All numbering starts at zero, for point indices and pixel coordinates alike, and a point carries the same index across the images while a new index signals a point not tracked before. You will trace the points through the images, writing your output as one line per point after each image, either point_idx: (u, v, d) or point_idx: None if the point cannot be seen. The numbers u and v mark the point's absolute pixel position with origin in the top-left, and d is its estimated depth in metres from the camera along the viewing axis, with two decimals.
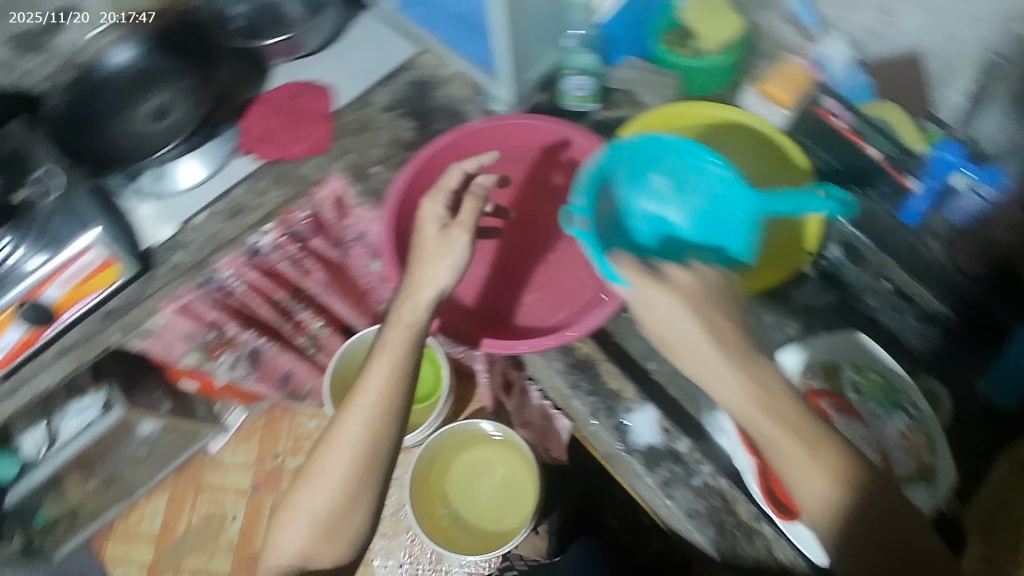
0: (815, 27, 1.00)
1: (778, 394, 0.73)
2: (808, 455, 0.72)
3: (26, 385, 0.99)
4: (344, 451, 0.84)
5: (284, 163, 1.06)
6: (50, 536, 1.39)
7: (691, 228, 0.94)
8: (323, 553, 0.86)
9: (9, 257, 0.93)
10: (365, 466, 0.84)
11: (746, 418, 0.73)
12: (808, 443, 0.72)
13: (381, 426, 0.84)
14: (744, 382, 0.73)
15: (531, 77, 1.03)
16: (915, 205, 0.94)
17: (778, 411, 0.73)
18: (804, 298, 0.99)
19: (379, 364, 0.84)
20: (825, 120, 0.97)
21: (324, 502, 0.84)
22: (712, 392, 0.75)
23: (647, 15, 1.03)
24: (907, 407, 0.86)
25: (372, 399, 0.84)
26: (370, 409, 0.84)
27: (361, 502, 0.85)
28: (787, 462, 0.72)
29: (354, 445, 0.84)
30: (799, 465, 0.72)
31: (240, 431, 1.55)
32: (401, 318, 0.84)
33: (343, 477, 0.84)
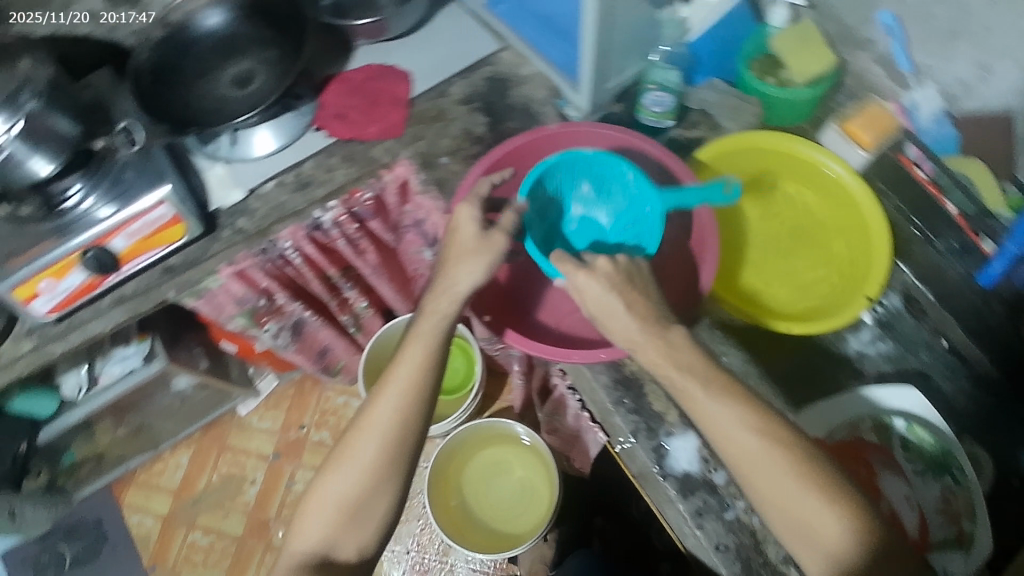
0: (909, 73, 0.98)
1: (776, 434, 0.73)
2: (820, 497, 0.71)
3: (81, 327, 1.01)
4: (372, 437, 0.83)
5: (356, 143, 1.08)
6: (74, 476, 1.42)
7: (612, 228, 0.94)
8: (346, 539, 0.85)
9: (83, 203, 0.96)
10: (394, 454, 0.83)
11: (753, 459, 0.72)
12: (819, 485, 0.71)
13: (410, 414, 0.83)
14: (745, 420, 0.73)
15: (611, 87, 1.03)
16: (996, 266, 0.90)
17: (786, 451, 0.72)
18: (858, 346, 1.04)
19: (411, 354, 0.83)
20: (907, 167, 0.96)
21: (352, 484, 0.83)
22: (721, 434, 0.73)
23: (736, 39, 1.03)
24: (954, 471, 0.88)
25: (402, 386, 0.83)
26: (399, 395, 0.83)
27: (387, 488, 0.84)
28: (788, 503, 0.72)
29: (382, 431, 0.83)
30: (811, 507, 0.71)
31: (270, 397, 1.59)
32: (435, 308, 0.83)
33: (372, 462, 0.82)
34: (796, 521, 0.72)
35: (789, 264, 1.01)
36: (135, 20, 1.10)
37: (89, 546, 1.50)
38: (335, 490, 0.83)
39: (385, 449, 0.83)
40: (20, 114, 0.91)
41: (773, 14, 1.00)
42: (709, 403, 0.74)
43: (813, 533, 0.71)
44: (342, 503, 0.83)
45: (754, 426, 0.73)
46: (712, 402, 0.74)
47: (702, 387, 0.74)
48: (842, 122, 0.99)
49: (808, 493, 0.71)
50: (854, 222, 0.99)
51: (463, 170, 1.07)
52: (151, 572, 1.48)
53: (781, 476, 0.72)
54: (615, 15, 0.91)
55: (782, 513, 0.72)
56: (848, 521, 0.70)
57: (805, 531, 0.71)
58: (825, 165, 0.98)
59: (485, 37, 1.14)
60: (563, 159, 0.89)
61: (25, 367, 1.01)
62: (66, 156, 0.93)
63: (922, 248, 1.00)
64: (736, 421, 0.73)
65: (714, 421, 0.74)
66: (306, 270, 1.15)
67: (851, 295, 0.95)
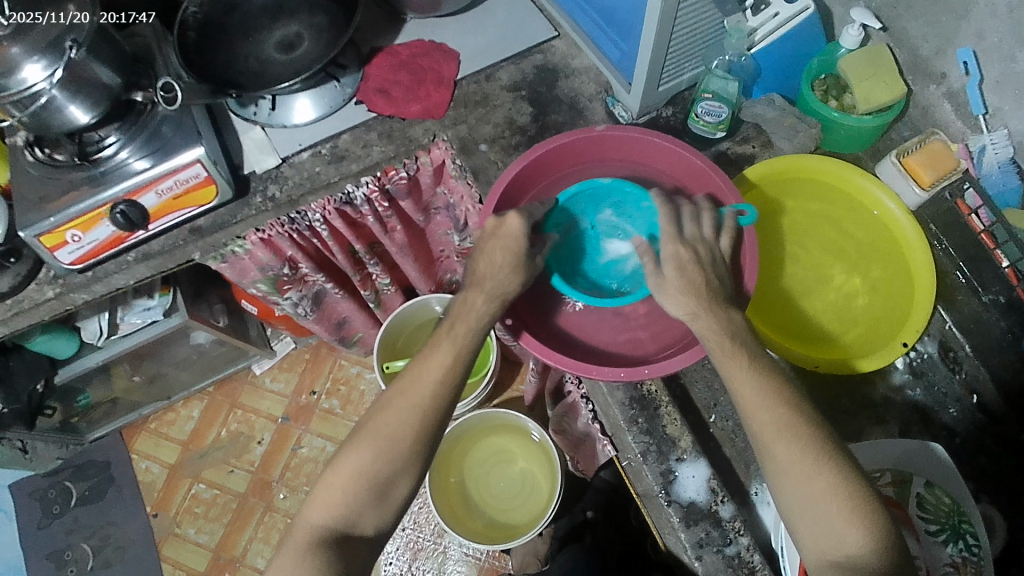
0: (980, 115, 0.93)
1: (809, 423, 0.70)
2: (836, 476, 0.67)
3: (105, 279, 1.01)
4: (407, 415, 0.76)
5: (395, 121, 1.05)
6: (88, 416, 1.45)
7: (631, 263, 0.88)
8: (368, 517, 0.75)
9: (118, 154, 0.95)
10: (427, 437, 0.76)
11: (778, 431, 0.69)
12: (837, 464, 0.68)
13: (448, 397, 0.77)
14: (779, 402, 0.70)
15: (664, 91, 1.00)
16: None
17: (809, 429, 0.69)
18: (886, 389, 0.97)
19: (447, 339, 0.78)
20: (963, 213, 0.94)
21: (380, 462, 0.75)
22: (748, 402, 0.71)
23: (803, 57, 1.02)
24: (970, 539, 0.78)
25: (441, 365, 0.77)
26: (440, 374, 0.77)
27: (413, 471, 0.76)
28: (805, 495, 0.67)
29: (418, 411, 0.76)
30: (826, 487, 0.67)
31: (284, 360, 1.60)
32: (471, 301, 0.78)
33: (405, 442, 0.75)
34: (809, 514, 0.68)
35: (826, 292, 0.97)
36: (136, 20, 1.05)
37: (96, 487, 1.53)
38: (360, 466, 0.74)
39: (418, 429, 0.76)
40: (62, 62, 0.85)
41: (846, 35, 0.97)
42: (738, 374, 0.72)
43: (826, 530, 0.67)
44: (368, 479, 0.75)
45: (790, 409, 0.70)
46: (738, 373, 0.72)
47: (744, 366, 0.71)
48: (903, 156, 0.96)
49: (830, 488, 0.67)
50: (896, 261, 0.96)
51: (501, 160, 1.04)
52: (152, 519, 1.51)
53: (804, 464, 0.68)
54: (679, 18, 0.88)
55: (797, 503, 0.68)
56: (867, 521, 0.66)
57: (818, 525, 0.67)
58: (882, 201, 0.96)
59: (539, 24, 1.11)
60: (584, 188, 0.88)
61: (47, 312, 1.02)
62: (104, 107, 0.93)
63: (968, 296, 0.96)
64: (771, 400, 0.70)
65: (749, 398, 0.71)
66: (331, 244, 1.13)
67: (884, 339, 0.93)
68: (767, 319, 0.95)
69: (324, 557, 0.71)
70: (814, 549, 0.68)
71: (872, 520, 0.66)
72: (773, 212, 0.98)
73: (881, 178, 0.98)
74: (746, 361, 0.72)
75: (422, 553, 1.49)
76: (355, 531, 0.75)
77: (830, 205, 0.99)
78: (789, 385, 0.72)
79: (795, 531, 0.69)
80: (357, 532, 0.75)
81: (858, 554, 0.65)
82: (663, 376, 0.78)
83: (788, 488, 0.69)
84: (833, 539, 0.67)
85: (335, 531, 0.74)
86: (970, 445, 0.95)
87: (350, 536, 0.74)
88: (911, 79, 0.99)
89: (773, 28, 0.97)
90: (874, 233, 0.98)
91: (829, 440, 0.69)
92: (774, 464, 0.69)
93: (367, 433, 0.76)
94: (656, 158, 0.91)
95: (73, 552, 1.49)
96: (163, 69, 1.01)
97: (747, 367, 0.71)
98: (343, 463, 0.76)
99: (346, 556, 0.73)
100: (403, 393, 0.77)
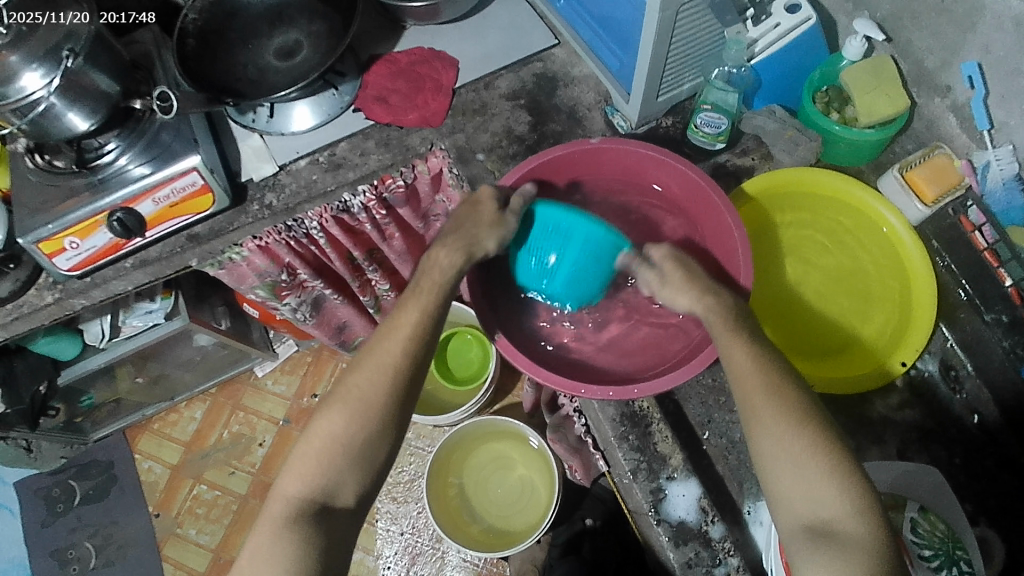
0: (985, 129, 0.93)
1: (792, 388, 0.69)
2: (809, 431, 0.67)
3: (103, 285, 1.02)
4: (378, 374, 0.74)
5: (393, 129, 1.05)
6: (92, 416, 1.47)
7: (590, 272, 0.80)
8: (348, 485, 0.72)
9: (117, 161, 0.95)
10: (401, 397, 0.74)
11: (757, 389, 0.69)
12: (812, 421, 0.67)
13: (420, 355, 0.75)
14: (764, 367, 0.70)
15: (664, 101, 0.99)
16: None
17: (788, 389, 0.69)
18: (885, 409, 0.96)
19: (411, 303, 0.78)
20: (966, 230, 0.94)
21: (354, 426, 0.72)
22: (731, 362, 0.72)
23: (804, 68, 1.02)
24: (964, 566, 0.77)
25: (411, 325, 0.76)
26: (408, 336, 0.76)
27: (385, 436, 0.73)
28: (784, 455, 0.66)
29: (389, 372, 0.74)
30: (799, 443, 0.66)
31: (286, 363, 1.62)
32: (428, 280, 0.79)
33: (379, 403, 0.73)
34: (787, 476, 0.66)
35: (826, 305, 0.96)
36: (141, 21, 1.06)
37: (99, 486, 1.55)
38: (334, 434, 0.72)
39: (391, 390, 0.74)
40: (59, 70, 0.85)
41: (848, 46, 0.96)
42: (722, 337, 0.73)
43: (803, 492, 0.65)
44: (344, 445, 0.72)
45: (772, 373, 0.70)
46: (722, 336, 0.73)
47: (736, 336, 0.73)
48: (906, 170, 0.96)
49: (808, 450, 0.66)
50: (896, 274, 0.96)
51: (498, 170, 1.03)
52: (154, 518, 1.52)
53: (784, 424, 0.67)
54: (677, 29, 0.87)
55: (775, 464, 0.67)
56: (845, 483, 0.64)
57: (796, 485, 0.65)
58: (880, 215, 0.96)
59: (540, 31, 1.10)
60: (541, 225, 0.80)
61: (46, 317, 1.03)
62: (103, 112, 0.92)
63: (971, 315, 0.95)
64: (757, 365, 0.71)
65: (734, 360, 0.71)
66: (329, 251, 1.12)
67: (881, 355, 0.93)
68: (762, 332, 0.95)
69: (309, 536, 0.69)
70: (790, 511, 0.66)
71: (851, 485, 0.64)
72: (768, 226, 0.98)
73: (883, 192, 0.98)
74: (735, 333, 0.73)
75: (420, 558, 1.50)
76: (335, 501, 0.71)
77: (833, 217, 0.98)
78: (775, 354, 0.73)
79: (772, 495, 0.68)
80: (338, 504, 0.72)
81: (835, 517, 0.64)
82: (651, 395, 0.78)
83: (767, 449, 0.67)
84: (809, 499, 0.65)
85: (314, 503, 0.71)
86: (970, 467, 0.93)
87: (330, 508, 0.71)
88: (916, 92, 0.99)
89: (774, 39, 0.97)
90: (872, 247, 0.97)
91: (809, 405, 0.69)
92: (756, 423, 0.69)
93: (340, 398, 0.73)
94: (649, 172, 0.90)
95: (76, 550, 1.51)
96: (162, 76, 1.01)
97: (732, 333, 0.73)
98: (317, 432, 0.73)
99: (338, 538, 0.71)
100: (372, 352, 0.75)
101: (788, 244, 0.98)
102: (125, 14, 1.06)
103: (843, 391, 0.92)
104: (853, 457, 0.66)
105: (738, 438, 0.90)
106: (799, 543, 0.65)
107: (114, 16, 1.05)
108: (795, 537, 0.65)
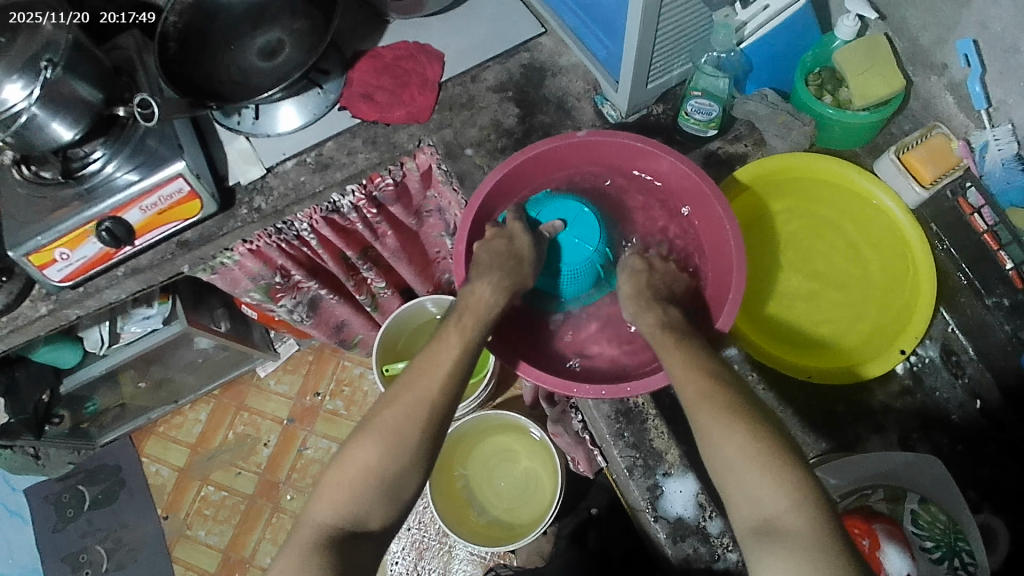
0: (982, 108, 0.90)
1: (731, 388, 0.69)
2: (741, 428, 0.65)
3: (97, 294, 1.02)
4: (415, 410, 0.73)
5: (380, 126, 1.03)
6: (98, 421, 1.49)
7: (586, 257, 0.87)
8: (377, 512, 0.71)
9: (105, 169, 0.93)
10: (429, 430, 0.73)
11: (690, 394, 0.69)
12: (745, 418, 0.66)
13: (456, 390, 0.75)
14: (704, 373, 0.70)
15: (653, 88, 0.98)
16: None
17: (720, 390, 0.68)
18: (885, 397, 0.97)
19: (452, 340, 0.78)
20: (964, 212, 0.92)
21: (381, 454, 0.71)
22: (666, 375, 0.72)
23: (797, 50, 1.00)
24: (965, 556, 0.78)
25: (450, 361, 0.76)
26: (446, 372, 0.75)
27: (406, 461, 0.72)
28: (722, 455, 0.65)
29: (427, 406, 0.73)
30: (732, 441, 0.65)
31: (288, 362, 1.63)
32: (467, 309, 0.79)
33: (411, 438, 0.72)
34: (729, 475, 0.64)
35: (821, 296, 0.96)
36: (136, 20, 1.07)
37: (108, 490, 1.58)
38: (367, 462, 0.71)
39: (424, 423, 0.73)
40: (39, 82, 0.83)
41: (841, 25, 0.94)
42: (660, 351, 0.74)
43: (744, 490, 0.63)
44: (378, 476, 0.71)
45: (711, 377, 0.70)
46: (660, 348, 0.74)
47: (676, 346, 0.74)
48: (902, 152, 0.95)
49: (746, 447, 0.64)
50: (895, 262, 0.95)
51: (487, 165, 1.02)
52: (164, 521, 1.55)
53: (719, 426, 0.66)
54: (664, 14, 0.85)
55: (716, 465, 0.66)
56: (786, 480, 0.62)
57: (737, 484, 0.64)
58: (880, 201, 0.95)
59: (526, 21, 1.07)
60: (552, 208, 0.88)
61: (41, 328, 1.03)
62: (86, 122, 0.90)
63: (971, 299, 0.95)
64: (695, 372, 0.70)
65: (675, 372, 0.71)
66: (321, 252, 1.11)
67: (881, 345, 0.93)
68: (756, 325, 0.95)
69: (326, 555, 0.67)
70: (738, 512, 0.64)
71: (790, 481, 0.62)
72: (761, 214, 0.97)
73: (881, 176, 0.97)
74: (682, 345, 0.74)
75: (428, 552, 1.51)
76: (364, 528, 0.71)
77: (828, 205, 0.98)
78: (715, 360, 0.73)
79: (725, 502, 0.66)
80: (365, 530, 0.71)
81: (777, 514, 0.61)
82: (645, 393, 0.77)
83: (709, 452, 0.66)
84: (751, 499, 0.63)
85: (343, 531, 0.70)
86: (971, 452, 0.93)
87: (359, 535, 0.70)
88: (912, 71, 0.97)
89: (764, 21, 0.95)
90: (871, 234, 0.96)
91: (748, 404, 0.67)
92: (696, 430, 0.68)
93: (371, 428, 0.73)
94: (641, 162, 0.88)
95: (88, 554, 1.54)
96: (145, 82, 1.00)
97: (674, 346, 0.74)
98: (349, 461, 0.73)
99: (351, 556, 0.68)
100: (410, 389, 0.74)
101: (783, 236, 0.98)
102: (122, 14, 1.06)
103: (840, 379, 0.92)
104: (795, 451, 0.64)
105: None
106: (748, 546, 0.62)
107: (111, 15, 1.05)
108: (744, 540, 0.62)
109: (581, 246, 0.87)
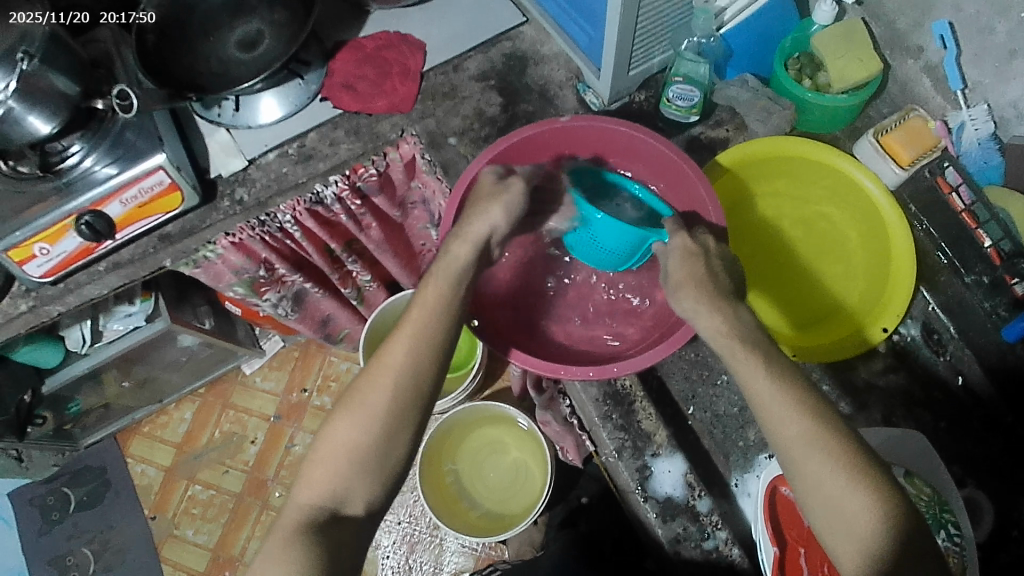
0: (959, 89, 0.95)
1: (840, 435, 0.67)
2: (862, 486, 0.65)
3: (77, 290, 1.00)
4: (383, 383, 0.72)
5: (363, 116, 1.02)
6: (81, 422, 1.47)
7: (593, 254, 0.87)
8: (358, 491, 0.71)
9: (83, 163, 0.91)
10: (409, 408, 0.72)
11: (806, 445, 0.66)
12: (862, 474, 0.65)
13: (425, 357, 0.73)
14: (803, 411, 0.67)
15: (634, 75, 0.98)
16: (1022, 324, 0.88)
17: (835, 439, 0.66)
18: (868, 374, 0.98)
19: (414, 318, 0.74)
20: (943, 191, 0.94)
21: (363, 431, 0.71)
22: (768, 418, 0.67)
23: (776, 36, 1.02)
24: (950, 528, 0.78)
25: (415, 325, 0.73)
26: (412, 346, 0.73)
27: (400, 444, 0.73)
28: (846, 511, 0.65)
29: (394, 381, 0.72)
30: (855, 499, 0.65)
31: (274, 359, 1.63)
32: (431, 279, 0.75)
33: (388, 414, 0.72)
34: (851, 533, 0.65)
35: (810, 266, 0.99)
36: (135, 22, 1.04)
37: (94, 492, 1.57)
38: (347, 441, 0.71)
39: (397, 399, 0.72)
40: (15, 74, 0.82)
41: (819, 10, 0.98)
42: (755, 385, 0.68)
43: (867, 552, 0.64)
44: (354, 453, 0.71)
45: (822, 424, 0.66)
46: (750, 381, 0.68)
47: (767, 372, 0.68)
48: (881, 135, 0.98)
49: (870, 507, 0.64)
50: (876, 242, 0.97)
51: (471, 154, 1.02)
52: (151, 521, 1.54)
53: (840, 483, 0.65)
54: (644, 1, 0.85)
55: (838, 521, 0.65)
56: (903, 532, 0.64)
57: (850, 542, 0.64)
58: (861, 183, 0.96)
59: (507, 9, 1.07)
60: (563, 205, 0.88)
61: (23, 324, 1.01)
62: (63, 115, 0.88)
63: (951, 277, 0.97)
64: (800, 414, 0.67)
65: (769, 408, 0.67)
66: (306, 244, 1.11)
67: (862, 322, 0.95)
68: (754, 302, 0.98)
69: (309, 541, 0.68)
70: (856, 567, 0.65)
71: (914, 542, 0.64)
72: (747, 194, 0.99)
73: (859, 157, 1.00)
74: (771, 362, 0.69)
75: (418, 546, 1.51)
76: (345, 510, 0.71)
77: (813, 187, 0.99)
78: (811, 393, 0.69)
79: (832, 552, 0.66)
80: (347, 512, 0.71)
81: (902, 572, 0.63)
82: (633, 373, 0.77)
83: (828, 505, 0.65)
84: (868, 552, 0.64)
85: (324, 511, 0.70)
86: (953, 428, 0.95)
87: (339, 516, 0.70)
88: (889, 54, 1.02)
89: (742, 7, 0.97)
90: (850, 214, 0.99)
91: (862, 453, 0.66)
92: (808, 482, 0.66)
93: (350, 406, 0.73)
94: (627, 151, 0.88)
95: (75, 557, 1.53)
96: (123, 74, 0.98)
97: (770, 382, 0.67)
98: (329, 440, 0.72)
99: (336, 537, 0.69)
100: (372, 376, 0.73)
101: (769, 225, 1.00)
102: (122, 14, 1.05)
103: (819, 356, 0.93)
104: (896, 494, 0.65)
105: (722, 412, 0.94)
106: None
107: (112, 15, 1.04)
108: None
109: (584, 248, 0.87)
